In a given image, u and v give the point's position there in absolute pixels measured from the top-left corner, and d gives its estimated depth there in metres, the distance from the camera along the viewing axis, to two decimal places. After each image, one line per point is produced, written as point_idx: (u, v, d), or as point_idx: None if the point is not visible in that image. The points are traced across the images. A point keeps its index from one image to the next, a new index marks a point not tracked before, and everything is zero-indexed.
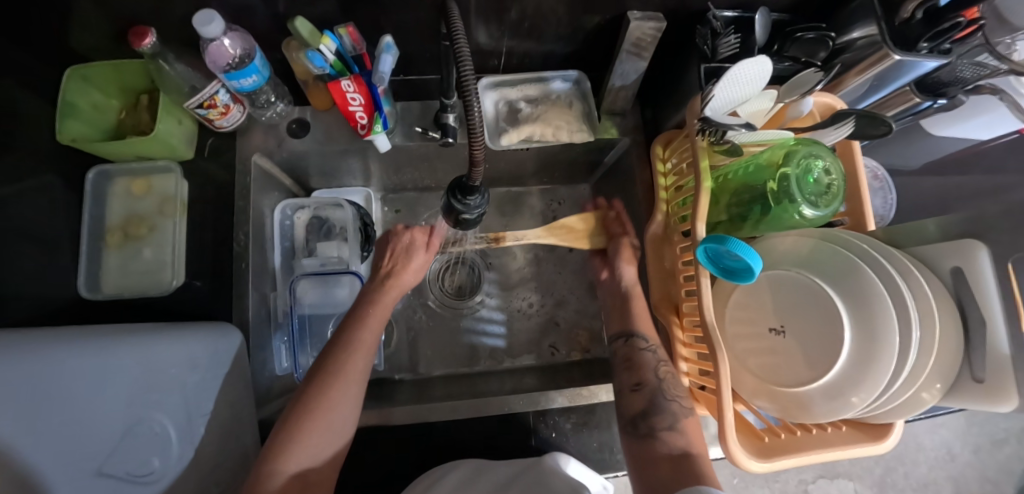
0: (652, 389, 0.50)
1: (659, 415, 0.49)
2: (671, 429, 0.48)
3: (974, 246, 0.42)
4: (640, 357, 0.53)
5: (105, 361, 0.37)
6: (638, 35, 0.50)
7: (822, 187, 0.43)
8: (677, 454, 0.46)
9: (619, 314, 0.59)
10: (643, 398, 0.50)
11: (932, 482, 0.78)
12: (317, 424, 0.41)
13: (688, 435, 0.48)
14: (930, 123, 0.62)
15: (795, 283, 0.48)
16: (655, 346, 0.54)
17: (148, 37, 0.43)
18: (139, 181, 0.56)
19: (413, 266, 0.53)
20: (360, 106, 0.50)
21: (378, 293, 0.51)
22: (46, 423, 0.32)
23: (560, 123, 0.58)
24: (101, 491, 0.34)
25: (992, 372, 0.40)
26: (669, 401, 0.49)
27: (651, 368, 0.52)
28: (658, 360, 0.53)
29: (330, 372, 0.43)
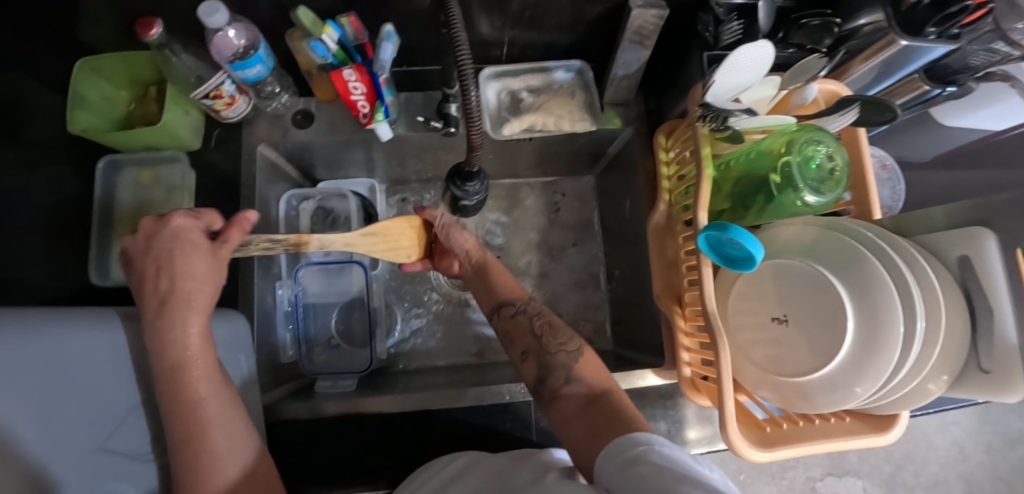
0: (535, 352, 0.48)
1: (553, 374, 0.46)
2: (570, 381, 0.45)
3: (984, 234, 0.41)
4: (514, 324, 0.51)
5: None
6: (640, 24, 0.50)
7: (825, 173, 0.43)
8: (583, 401, 0.43)
9: (484, 286, 0.55)
10: (532, 364, 0.48)
11: (944, 481, 0.77)
12: (210, 433, 0.38)
13: (586, 378, 0.45)
14: (940, 112, 0.61)
15: (799, 273, 0.47)
16: (525, 305, 0.52)
17: (155, 27, 0.44)
18: (148, 171, 0.56)
19: (191, 267, 0.41)
20: (361, 95, 0.50)
21: (154, 323, 0.39)
22: (69, 406, 0.32)
23: (562, 113, 0.58)
24: (105, 465, 0.35)
25: (999, 362, 0.40)
26: (554, 354, 0.47)
27: (527, 330, 0.50)
28: (532, 317, 0.51)
29: (177, 411, 0.38)
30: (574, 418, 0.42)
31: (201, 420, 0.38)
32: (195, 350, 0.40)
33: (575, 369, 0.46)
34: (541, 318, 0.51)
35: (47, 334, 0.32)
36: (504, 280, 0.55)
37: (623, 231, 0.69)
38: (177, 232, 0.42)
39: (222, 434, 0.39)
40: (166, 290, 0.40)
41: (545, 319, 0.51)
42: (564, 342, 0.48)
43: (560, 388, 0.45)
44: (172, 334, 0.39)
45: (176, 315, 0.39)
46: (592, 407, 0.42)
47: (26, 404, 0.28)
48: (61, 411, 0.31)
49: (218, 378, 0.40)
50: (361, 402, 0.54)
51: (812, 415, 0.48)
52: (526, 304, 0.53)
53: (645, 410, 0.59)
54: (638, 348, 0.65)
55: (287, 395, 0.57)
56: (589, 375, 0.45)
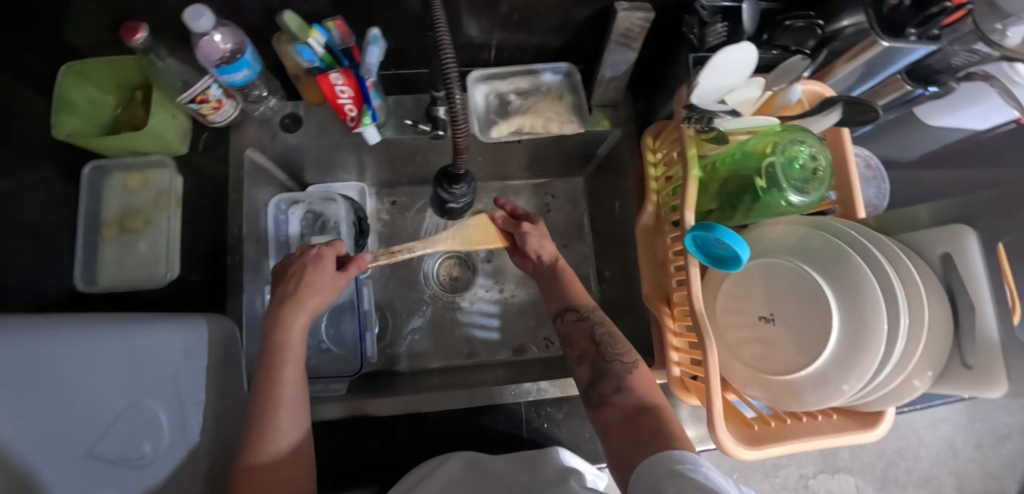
0: (591, 357, 0.49)
1: (605, 381, 0.47)
2: (619, 391, 0.45)
3: (963, 231, 0.42)
4: (576, 329, 0.51)
5: (100, 349, 0.36)
6: (626, 25, 0.50)
7: (809, 173, 0.43)
8: (632, 411, 0.43)
9: (555, 290, 0.56)
10: (587, 368, 0.49)
11: (935, 477, 0.78)
12: (277, 417, 0.41)
13: (638, 390, 0.45)
14: (923, 112, 0.62)
15: (786, 272, 0.48)
16: (590, 312, 0.53)
17: (140, 32, 0.44)
18: (134, 175, 0.56)
19: (313, 288, 0.49)
20: (348, 99, 0.50)
21: (277, 316, 0.46)
22: (51, 409, 0.31)
23: (550, 115, 0.58)
24: (93, 472, 0.33)
25: (981, 358, 0.40)
26: (608, 363, 0.48)
27: (587, 336, 0.50)
28: (595, 323, 0.51)
29: (268, 373, 0.43)
30: (619, 428, 0.42)
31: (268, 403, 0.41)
32: (295, 343, 0.45)
33: (628, 381, 0.46)
34: (604, 327, 0.51)
35: (23, 339, 0.31)
36: (574, 289, 0.56)
37: (614, 232, 0.69)
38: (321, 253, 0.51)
39: (287, 423, 0.41)
40: (288, 294, 0.48)
41: (606, 330, 0.51)
42: (622, 352, 0.48)
43: (609, 395, 0.45)
44: (285, 331, 0.45)
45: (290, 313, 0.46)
46: (638, 417, 0.42)
47: (11, 407, 0.28)
48: (48, 414, 0.31)
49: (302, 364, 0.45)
50: (354, 406, 0.54)
51: (800, 412, 0.49)
52: (590, 312, 0.53)
53: None
54: (630, 349, 0.65)
55: None
56: (642, 388, 0.45)
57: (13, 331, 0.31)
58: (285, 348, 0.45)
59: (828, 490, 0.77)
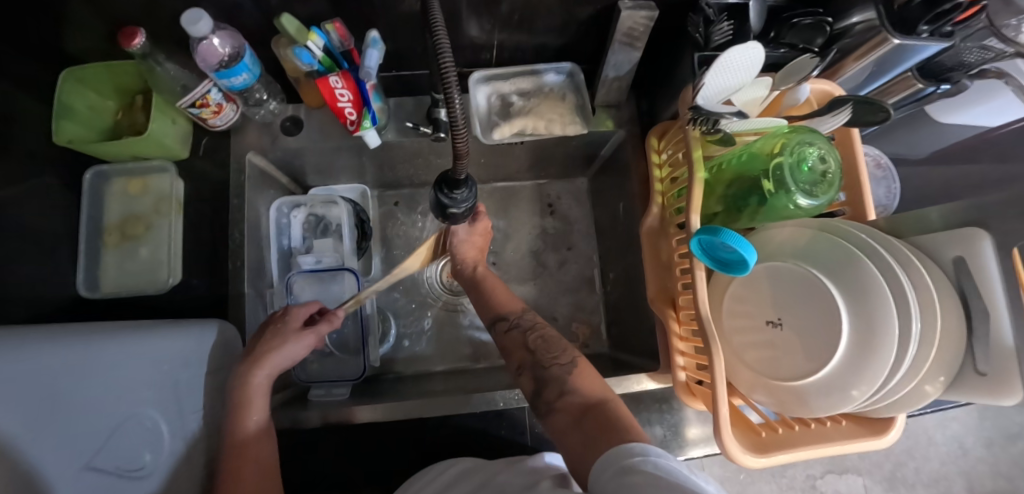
0: (530, 366, 0.49)
1: (547, 387, 0.46)
2: (564, 394, 0.45)
3: (978, 234, 0.41)
4: (508, 339, 0.52)
5: (100, 360, 0.36)
6: (630, 25, 0.49)
7: (817, 175, 0.42)
8: (580, 411, 0.43)
9: (483, 301, 0.58)
10: (529, 377, 0.49)
11: (945, 477, 0.77)
12: (253, 409, 0.44)
13: (581, 391, 0.45)
14: (934, 110, 0.60)
15: (794, 276, 0.47)
16: (520, 318, 0.54)
17: (138, 37, 0.44)
18: (136, 181, 0.56)
19: (275, 342, 0.49)
20: (348, 102, 0.49)
21: (245, 373, 0.46)
22: (52, 421, 0.31)
23: (553, 116, 0.57)
24: (94, 484, 0.33)
25: (995, 365, 0.39)
26: (548, 368, 0.48)
27: (521, 345, 0.51)
28: (530, 326, 0.53)
29: (240, 376, 0.46)
30: (570, 430, 0.42)
31: (245, 395, 0.44)
32: (276, 357, 0.48)
33: (570, 382, 0.46)
34: (536, 330, 0.52)
35: (29, 351, 0.32)
36: (500, 295, 0.58)
37: (617, 233, 0.68)
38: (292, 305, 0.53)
39: (259, 412, 0.44)
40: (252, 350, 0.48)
41: (539, 333, 0.52)
42: (557, 355, 0.49)
43: (555, 401, 0.45)
44: (267, 346, 0.48)
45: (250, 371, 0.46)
46: (586, 415, 0.42)
47: (9, 424, 0.28)
48: (47, 429, 0.31)
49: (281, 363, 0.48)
50: (358, 410, 0.54)
51: (808, 418, 0.48)
52: (520, 318, 0.54)
53: (641, 414, 0.58)
54: (635, 351, 0.65)
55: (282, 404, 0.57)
56: (585, 387, 0.45)
57: (16, 345, 0.31)
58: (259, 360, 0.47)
59: (836, 490, 0.77)
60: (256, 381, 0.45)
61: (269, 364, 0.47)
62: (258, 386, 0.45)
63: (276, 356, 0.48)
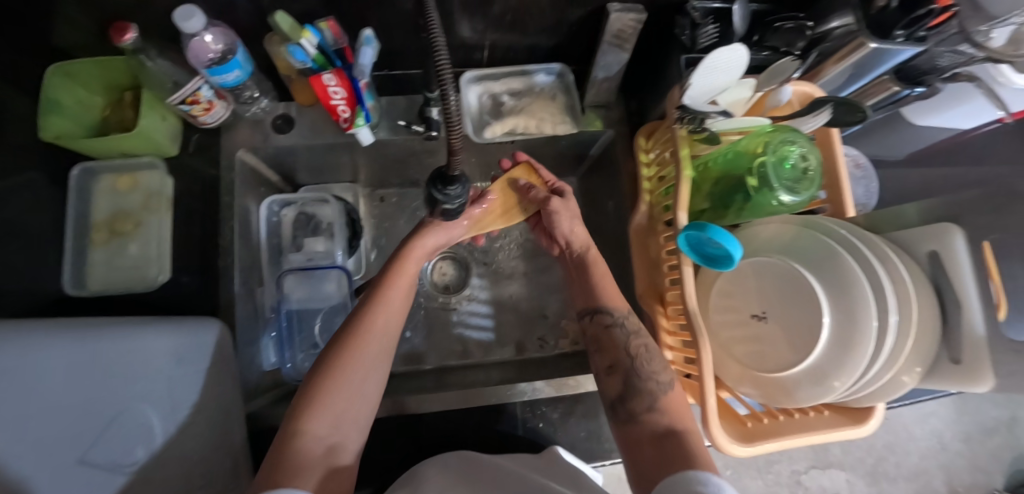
0: (625, 370, 0.46)
1: (637, 397, 0.44)
2: (652, 409, 0.43)
3: (950, 230, 0.43)
4: (609, 336, 0.49)
5: (88, 357, 0.36)
6: (619, 26, 0.50)
7: (799, 172, 0.44)
8: (660, 433, 0.41)
9: (584, 285, 0.53)
10: (618, 380, 0.46)
11: (924, 471, 0.79)
12: (333, 411, 0.38)
13: (670, 414, 0.42)
14: (911, 111, 0.63)
15: (778, 270, 0.48)
16: (624, 318, 0.50)
17: (129, 32, 0.43)
18: (125, 177, 0.55)
19: (381, 319, 0.44)
20: (342, 100, 0.50)
21: (352, 345, 0.41)
22: (31, 419, 0.32)
23: (543, 116, 0.59)
24: (81, 480, 0.33)
25: (968, 354, 0.41)
26: (643, 381, 0.45)
27: (622, 346, 0.48)
28: (629, 335, 0.48)
29: (338, 363, 0.40)
30: (647, 445, 0.41)
31: (343, 391, 0.39)
32: (377, 331, 0.43)
33: (661, 402, 0.43)
34: (639, 339, 0.48)
35: (13, 349, 0.32)
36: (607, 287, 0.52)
37: (607, 232, 0.69)
38: (417, 246, 0.49)
39: (355, 419, 0.39)
40: (351, 331, 0.42)
41: (643, 341, 0.48)
42: (656, 370, 0.46)
43: (640, 412, 0.43)
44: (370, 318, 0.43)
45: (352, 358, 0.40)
46: (662, 439, 0.40)
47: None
48: (27, 425, 0.30)
49: (375, 358, 0.42)
50: None
51: (793, 409, 0.49)
52: (624, 319, 0.50)
53: None
54: None
55: (271, 403, 0.56)
56: (671, 409, 0.43)
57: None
58: (365, 338, 0.42)
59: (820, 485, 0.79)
60: (360, 357, 0.41)
61: (364, 359, 0.41)
62: (354, 364, 0.40)
63: (377, 334, 0.43)
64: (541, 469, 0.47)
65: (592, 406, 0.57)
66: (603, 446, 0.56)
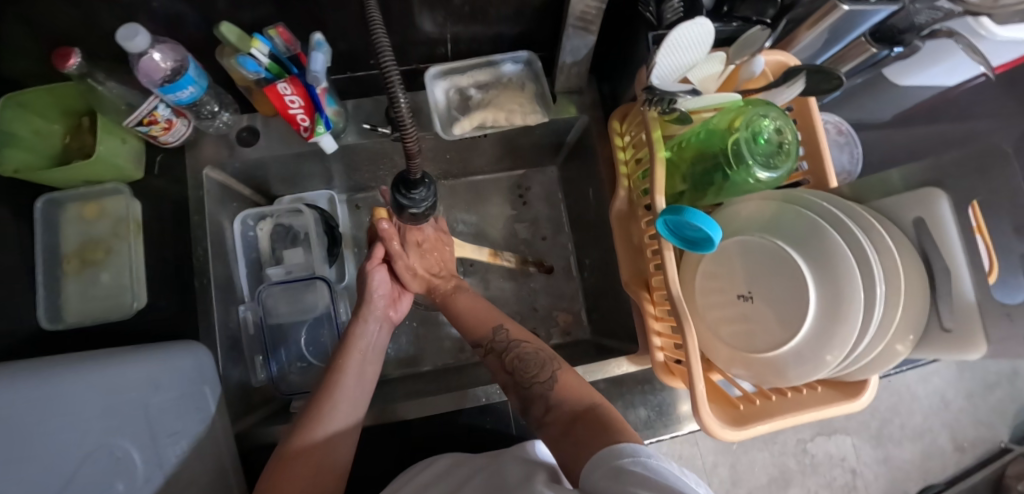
0: (515, 388, 0.49)
1: (536, 402, 0.47)
2: (551, 408, 0.46)
3: (936, 195, 0.42)
4: (488, 361, 0.53)
5: (63, 395, 0.35)
6: (581, 8, 0.47)
7: (774, 146, 0.43)
8: (570, 420, 0.44)
9: (458, 319, 0.57)
10: (515, 396, 0.50)
11: (928, 429, 0.83)
12: (324, 418, 0.45)
13: (570, 401, 0.45)
14: (892, 72, 0.61)
15: (761, 249, 0.47)
16: (495, 335, 0.54)
17: (73, 57, 0.42)
18: (91, 205, 0.54)
19: (364, 333, 0.53)
20: (300, 108, 0.48)
21: (342, 358, 0.50)
22: (27, 452, 0.30)
23: (513, 107, 0.55)
24: None
25: (961, 321, 0.40)
26: (529, 387, 0.48)
27: (500, 366, 0.52)
28: (509, 342, 0.52)
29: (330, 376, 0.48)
30: (562, 438, 0.43)
31: (331, 390, 0.47)
32: (346, 396, 0.47)
33: (554, 395, 0.47)
34: (516, 349, 0.52)
35: (14, 386, 0.32)
36: (468, 317, 0.57)
37: (590, 220, 0.68)
38: (357, 334, 0.53)
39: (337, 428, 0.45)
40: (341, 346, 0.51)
41: (518, 352, 0.51)
42: (536, 373, 0.49)
43: (543, 416, 0.46)
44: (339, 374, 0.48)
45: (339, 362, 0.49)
46: (577, 421, 0.43)
47: None
48: (25, 458, 0.30)
49: (361, 371, 0.50)
50: None
51: (785, 388, 0.48)
52: (494, 340, 0.53)
53: (625, 397, 0.58)
54: (614, 335, 0.65)
55: (262, 420, 0.56)
56: (572, 398, 0.46)
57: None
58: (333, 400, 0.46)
59: (825, 451, 0.82)
60: (337, 392, 0.47)
61: (350, 375, 0.49)
62: (317, 434, 0.44)
63: (337, 403, 0.46)
64: (501, 462, 0.45)
65: None
66: None
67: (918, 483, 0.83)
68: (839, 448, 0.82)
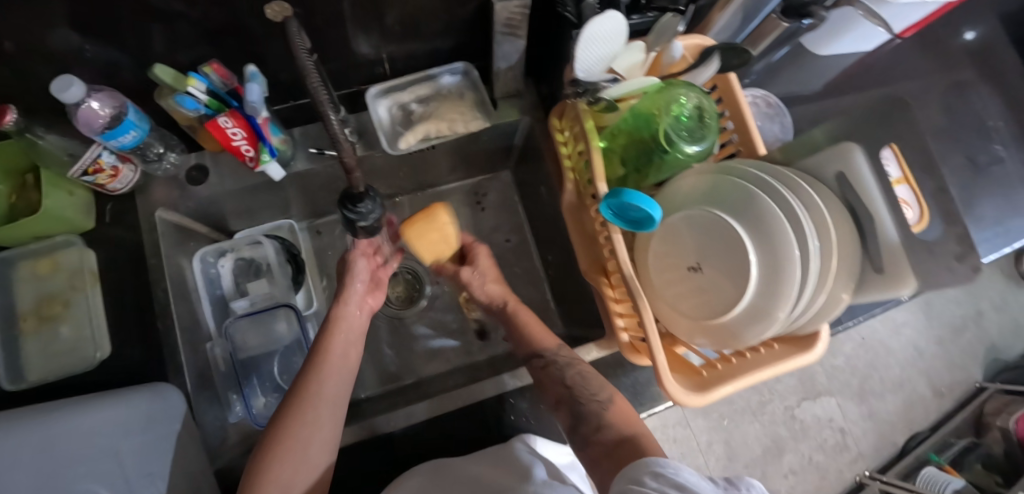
0: (568, 403, 0.50)
1: (585, 422, 0.48)
2: (600, 428, 0.47)
3: (851, 148, 0.44)
4: (547, 375, 0.52)
5: (4, 458, 0.34)
6: (507, 15, 0.49)
7: (696, 121, 0.46)
8: (614, 442, 0.45)
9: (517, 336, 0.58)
10: (565, 413, 0.50)
11: (906, 379, 0.95)
12: (300, 434, 0.43)
13: (616, 425, 0.46)
14: (812, 41, 0.66)
15: (703, 220, 0.49)
16: (555, 354, 0.54)
17: (8, 113, 0.42)
18: (44, 261, 0.53)
19: (348, 312, 0.54)
20: (243, 140, 0.49)
21: (323, 352, 0.49)
22: None
23: (454, 116, 0.57)
24: None
25: (890, 263, 0.42)
26: (586, 404, 0.49)
27: (557, 381, 0.52)
28: (567, 362, 0.52)
29: (305, 384, 0.46)
30: (603, 460, 0.44)
31: (309, 392, 0.45)
32: (326, 398, 0.46)
33: (606, 417, 0.47)
34: (574, 368, 0.52)
35: None
36: (535, 330, 0.58)
37: (546, 217, 0.70)
38: (339, 316, 0.53)
39: (319, 455, 0.44)
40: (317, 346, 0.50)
41: (577, 370, 0.52)
42: (596, 392, 0.50)
43: (590, 435, 0.47)
44: (308, 384, 0.46)
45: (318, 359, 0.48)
46: (620, 445, 0.44)
47: None
48: None
49: (342, 371, 0.49)
50: None
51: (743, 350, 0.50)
52: (556, 354, 0.54)
53: None
54: (583, 324, 0.66)
55: (241, 455, 0.55)
56: (621, 421, 0.46)
57: None
58: (308, 404, 0.44)
59: (817, 408, 0.88)
60: (314, 410, 0.44)
61: (329, 372, 0.48)
62: (299, 446, 0.42)
63: (320, 404, 0.45)
64: (498, 466, 0.46)
65: None
66: None
67: (902, 432, 0.93)
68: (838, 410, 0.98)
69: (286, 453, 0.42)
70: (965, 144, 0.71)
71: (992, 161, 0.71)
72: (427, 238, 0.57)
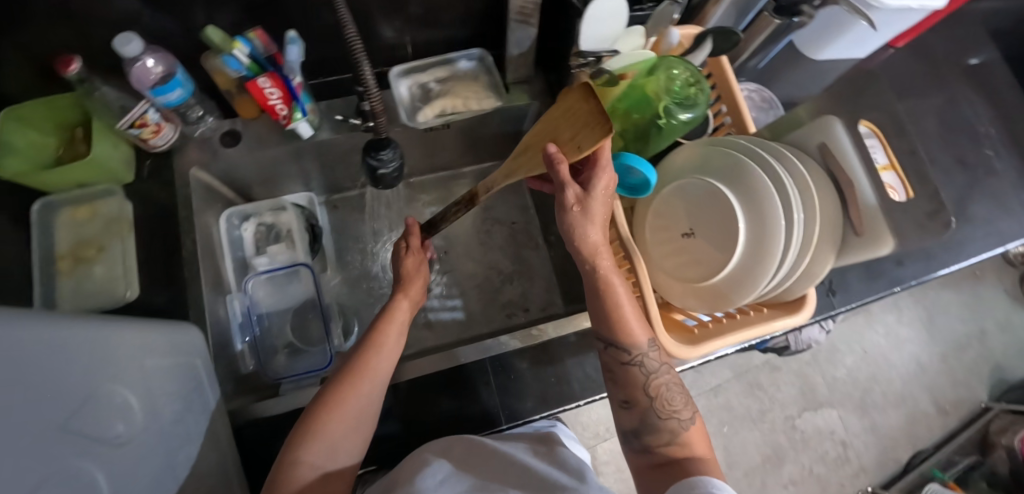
0: (642, 407, 0.46)
1: (654, 432, 0.46)
2: (670, 443, 0.45)
3: (831, 121, 0.48)
4: (628, 375, 0.47)
5: (75, 336, 0.33)
6: (522, 4, 0.54)
7: (688, 88, 0.49)
8: (675, 457, 0.44)
9: (599, 313, 0.47)
10: (632, 415, 0.47)
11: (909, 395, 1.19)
12: (348, 404, 0.41)
13: (690, 445, 0.45)
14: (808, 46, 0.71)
15: (697, 188, 0.53)
16: (643, 357, 0.46)
17: (73, 64, 0.47)
18: (83, 208, 0.57)
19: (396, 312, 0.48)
20: (279, 99, 0.55)
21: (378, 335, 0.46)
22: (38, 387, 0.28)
23: (469, 94, 0.63)
24: (67, 447, 0.30)
25: (868, 225, 0.45)
26: (664, 419, 0.45)
27: (641, 386, 0.46)
28: (648, 374, 0.46)
29: (358, 360, 0.44)
30: (656, 470, 0.44)
31: (363, 368, 0.43)
32: (380, 373, 0.44)
33: (683, 436, 0.45)
34: (659, 377, 0.46)
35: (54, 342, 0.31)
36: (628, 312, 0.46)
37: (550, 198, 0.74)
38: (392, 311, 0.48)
39: (366, 427, 0.43)
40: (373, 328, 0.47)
41: (664, 379, 0.47)
42: (678, 409, 0.46)
43: (656, 445, 0.45)
44: (366, 358, 0.44)
45: (375, 341, 0.45)
46: (674, 462, 0.44)
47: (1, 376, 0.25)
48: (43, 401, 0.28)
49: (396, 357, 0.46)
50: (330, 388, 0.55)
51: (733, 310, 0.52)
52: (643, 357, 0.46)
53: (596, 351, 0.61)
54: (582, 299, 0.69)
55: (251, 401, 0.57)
56: (695, 443, 0.45)
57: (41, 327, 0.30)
58: (362, 376, 0.43)
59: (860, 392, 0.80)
60: (365, 384, 0.43)
61: (385, 351, 0.45)
62: (347, 409, 0.41)
63: (371, 378, 0.43)
64: (536, 452, 0.46)
65: (559, 353, 0.60)
66: (573, 388, 0.58)
67: None
68: (827, 422, 1.16)
69: (335, 411, 0.41)
70: (954, 146, 0.76)
71: (978, 164, 0.75)
72: (556, 139, 0.43)
